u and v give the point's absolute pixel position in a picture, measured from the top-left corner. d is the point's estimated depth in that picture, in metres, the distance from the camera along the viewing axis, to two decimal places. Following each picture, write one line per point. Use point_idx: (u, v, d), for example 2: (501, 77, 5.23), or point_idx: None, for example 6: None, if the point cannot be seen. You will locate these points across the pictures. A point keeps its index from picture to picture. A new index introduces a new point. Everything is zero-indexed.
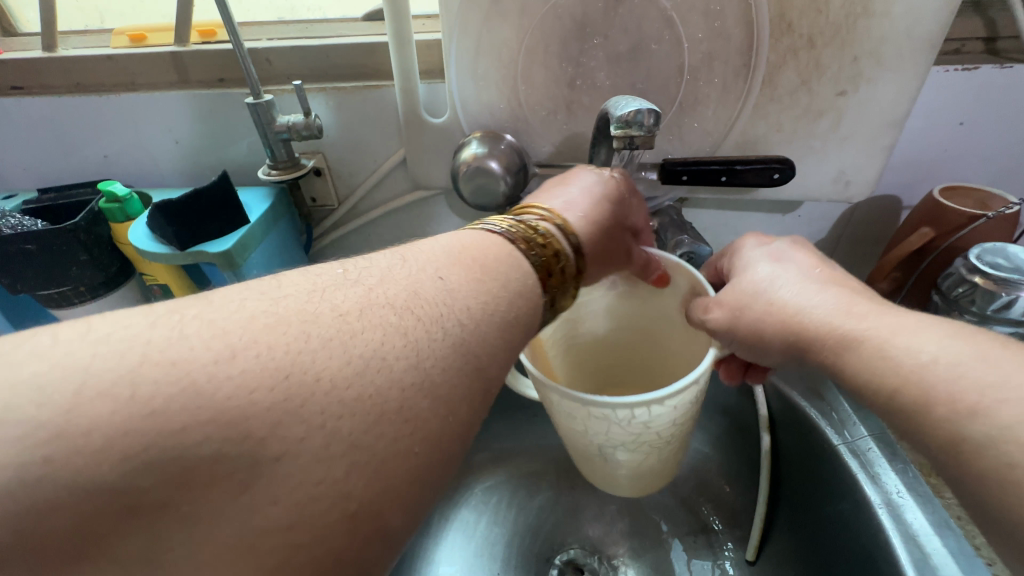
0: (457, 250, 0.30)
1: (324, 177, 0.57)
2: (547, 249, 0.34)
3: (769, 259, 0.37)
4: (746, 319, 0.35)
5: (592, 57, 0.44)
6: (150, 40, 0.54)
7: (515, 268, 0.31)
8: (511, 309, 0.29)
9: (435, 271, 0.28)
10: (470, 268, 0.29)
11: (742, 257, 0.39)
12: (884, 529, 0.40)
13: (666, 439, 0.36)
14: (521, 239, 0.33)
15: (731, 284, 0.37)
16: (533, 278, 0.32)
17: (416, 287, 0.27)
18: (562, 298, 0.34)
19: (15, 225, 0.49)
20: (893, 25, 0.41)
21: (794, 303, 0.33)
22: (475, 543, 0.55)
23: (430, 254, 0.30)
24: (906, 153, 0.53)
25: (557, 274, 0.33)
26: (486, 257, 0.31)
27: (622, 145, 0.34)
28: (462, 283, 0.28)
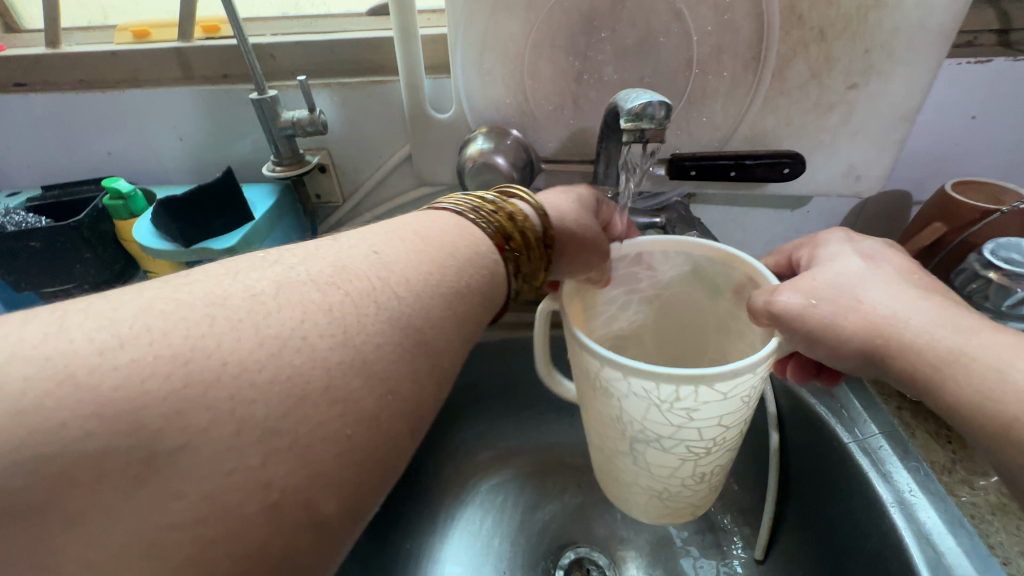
0: (399, 228, 0.30)
1: (328, 174, 0.57)
2: (501, 215, 0.35)
3: (848, 260, 0.35)
4: (819, 312, 0.32)
5: (599, 50, 0.44)
6: (153, 37, 0.54)
7: (465, 236, 0.32)
8: (460, 278, 0.29)
9: (371, 244, 0.28)
10: (418, 237, 0.30)
11: (818, 256, 0.37)
12: (897, 528, 0.39)
13: (719, 430, 0.34)
14: (472, 211, 0.34)
15: (808, 275, 0.34)
16: (486, 246, 0.32)
17: (348, 259, 0.26)
18: (526, 265, 0.35)
19: (20, 223, 0.49)
20: (905, 17, 0.40)
21: (881, 306, 0.31)
22: (481, 542, 0.55)
23: (369, 232, 0.30)
24: (917, 147, 0.52)
25: (514, 240, 0.34)
26: (432, 229, 0.31)
27: (631, 138, 0.34)
28: (401, 252, 0.28)
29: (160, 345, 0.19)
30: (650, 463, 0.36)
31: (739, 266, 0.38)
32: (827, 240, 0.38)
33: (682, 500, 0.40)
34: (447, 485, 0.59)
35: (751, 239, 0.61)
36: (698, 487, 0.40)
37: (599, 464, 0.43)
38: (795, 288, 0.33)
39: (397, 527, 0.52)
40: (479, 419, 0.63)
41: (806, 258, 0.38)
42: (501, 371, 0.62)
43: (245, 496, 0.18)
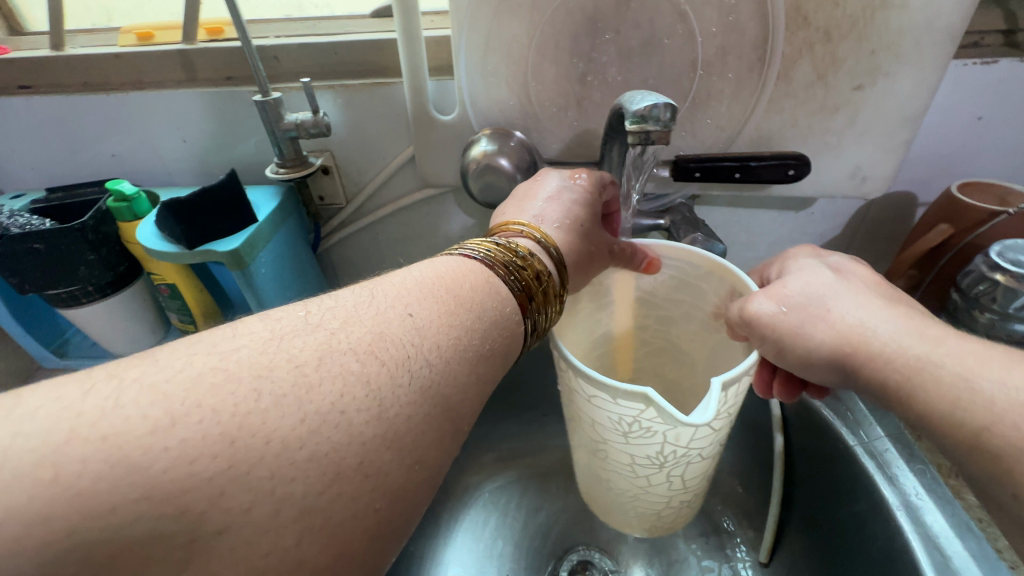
0: (428, 283, 0.30)
1: (331, 175, 0.57)
2: (528, 269, 0.34)
3: (815, 270, 0.36)
4: (789, 320, 0.33)
5: (604, 52, 0.44)
6: (157, 39, 0.54)
7: (492, 296, 0.31)
8: (484, 341, 0.29)
9: (404, 305, 0.28)
10: (452, 300, 0.29)
11: (786, 267, 0.39)
12: (903, 531, 0.39)
13: (703, 442, 0.35)
14: (500, 263, 0.33)
15: (778, 283, 0.36)
16: (512, 304, 0.32)
17: (382, 325, 0.26)
18: (543, 319, 0.35)
19: (24, 225, 0.49)
20: (912, 18, 0.40)
21: (847, 315, 0.33)
22: (484, 544, 0.55)
23: (398, 286, 0.29)
24: (921, 148, 0.52)
25: (539, 296, 0.34)
26: (459, 287, 0.30)
27: (637, 140, 0.34)
28: (432, 314, 0.28)
29: None
30: (642, 477, 0.37)
31: (725, 277, 0.39)
32: (791, 255, 0.40)
33: (670, 508, 0.41)
34: (450, 487, 0.59)
35: (755, 240, 0.61)
36: (692, 491, 0.40)
37: (587, 478, 0.44)
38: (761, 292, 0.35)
39: None
40: (483, 421, 0.63)
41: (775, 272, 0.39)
42: (504, 373, 0.61)
43: None
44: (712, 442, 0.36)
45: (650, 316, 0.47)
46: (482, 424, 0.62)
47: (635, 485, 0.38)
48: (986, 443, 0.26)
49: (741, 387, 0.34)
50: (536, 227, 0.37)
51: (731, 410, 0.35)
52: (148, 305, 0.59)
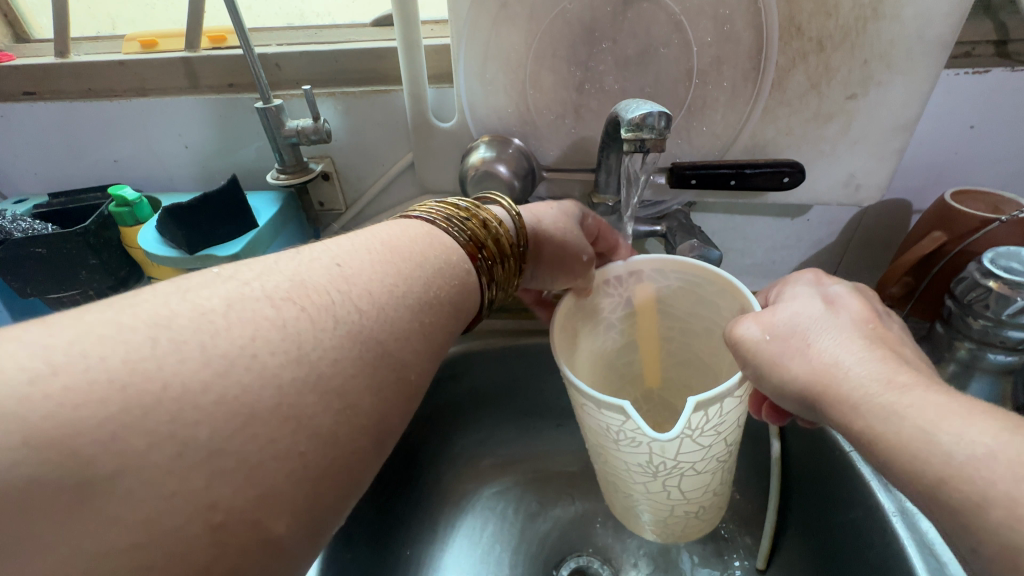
0: (368, 237, 0.31)
1: (331, 182, 0.57)
2: (474, 223, 0.36)
3: (808, 300, 0.35)
4: (769, 349, 0.33)
5: (601, 61, 0.44)
6: (161, 46, 0.55)
7: (436, 247, 0.33)
8: (427, 287, 0.30)
9: (333, 256, 0.28)
10: (396, 251, 0.30)
11: (784, 293, 0.37)
12: (899, 537, 0.39)
13: (700, 453, 0.36)
14: (446, 220, 0.35)
15: (768, 309, 0.35)
16: (460, 255, 0.34)
17: (309, 273, 0.27)
18: (499, 273, 0.36)
19: (27, 229, 0.49)
20: (903, 28, 0.40)
21: (831, 350, 0.31)
22: (481, 551, 0.55)
23: (338, 241, 0.30)
24: (915, 157, 0.53)
25: (488, 249, 0.36)
26: (398, 240, 0.31)
27: (632, 148, 0.34)
28: (364, 264, 0.28)
29: None
30: (641, 490, 0.38)
31: (736, 296, 0.39)
32: (796, 282, 0.38)
33: (683, 518, 0.42)
34: (447, 493, 0.59)
35: (752, 247, 0.61)
36: (697, 506, 0.41)
37: (604, 488, 0.45)
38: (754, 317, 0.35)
39: (397, 534, 0.52)
40: (480, 426, 0.62)
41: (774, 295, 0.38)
42: (502, 378, 0.62)
43: None
44: (712, 456, 0.37)
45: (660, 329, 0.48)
46: (480, 428, 0.62)
47: (636, 493, 0.40)
48: None
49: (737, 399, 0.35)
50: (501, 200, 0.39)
51: (728, 422, 0.36)
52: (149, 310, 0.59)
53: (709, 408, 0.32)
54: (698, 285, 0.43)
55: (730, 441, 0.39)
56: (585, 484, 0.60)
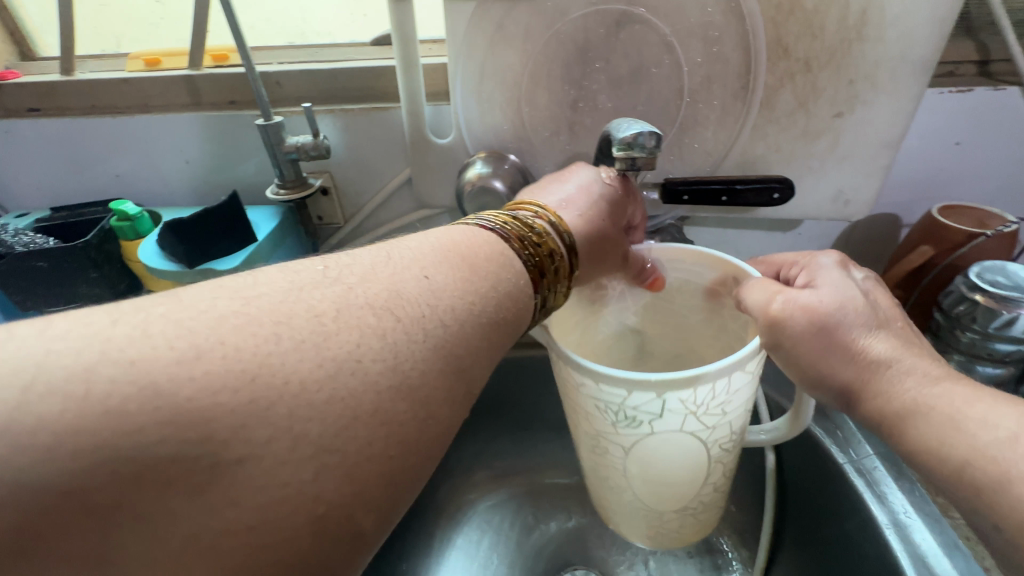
0: (447, 247, 0.31)
1: (330, 197, 0.58)
2: (544, 246, 0.35)
3: (847, 285, 0.34)
4: (812, 340, 0.32)
5: (594, 80, 0.46)
6: (164, 64, 0.56)
7: (507, 266, 0.32)
8: (498, 310, 0.30)
9: (421, 267, 0.29)
10: (473, 269, 0.30)
11: (817, 274, 0.35)
12: (893, 550, 0.39)
13: (595, 430, 0.36)
14: (516, 238, 0.34)
15: (814, 292, 0.33)
16: (525, 279, 0.33)
17: (399, 284, 0.27)
18: (551, 294, 0.35)
19: (28, 243, 0.50)
20: (887, 49, 0.42)
21: (878, 348, 0.31)
22: (477, 564, 0.55)
23: (415, 249, 0.30)
24: (904, 172, 0.54)
25: (550, 273, 0.35)
26: (477, 256, 0.32)
27: (624, 166, 0.35)
28: (447, 281, 0.29)
29: (137, 359, 0.20)
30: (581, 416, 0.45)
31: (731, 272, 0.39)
32: (820, 256, 0.37)
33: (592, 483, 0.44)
34: (443, 506, 0.59)
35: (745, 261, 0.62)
36: (618, 493, 0.39)
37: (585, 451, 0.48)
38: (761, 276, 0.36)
39: (392, 547, 0.52)
40: (476, 439, 0.62)
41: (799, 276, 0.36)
42: (498, 390, 0.62)
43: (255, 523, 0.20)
44: (629, 444, 0.35)
45: (692, 310, 0.45)
46: (475, 440, 0.62)
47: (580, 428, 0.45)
48: (971, 469, 0.26)
49: (643, 400, 0.32)
50: (549, 210, 0.38)
51: (657, 421, 0.33)
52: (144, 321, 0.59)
53: (607, 383, 0.32)
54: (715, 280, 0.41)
55: (674, 453, 0.35)
56: (582, 496, 0.60)
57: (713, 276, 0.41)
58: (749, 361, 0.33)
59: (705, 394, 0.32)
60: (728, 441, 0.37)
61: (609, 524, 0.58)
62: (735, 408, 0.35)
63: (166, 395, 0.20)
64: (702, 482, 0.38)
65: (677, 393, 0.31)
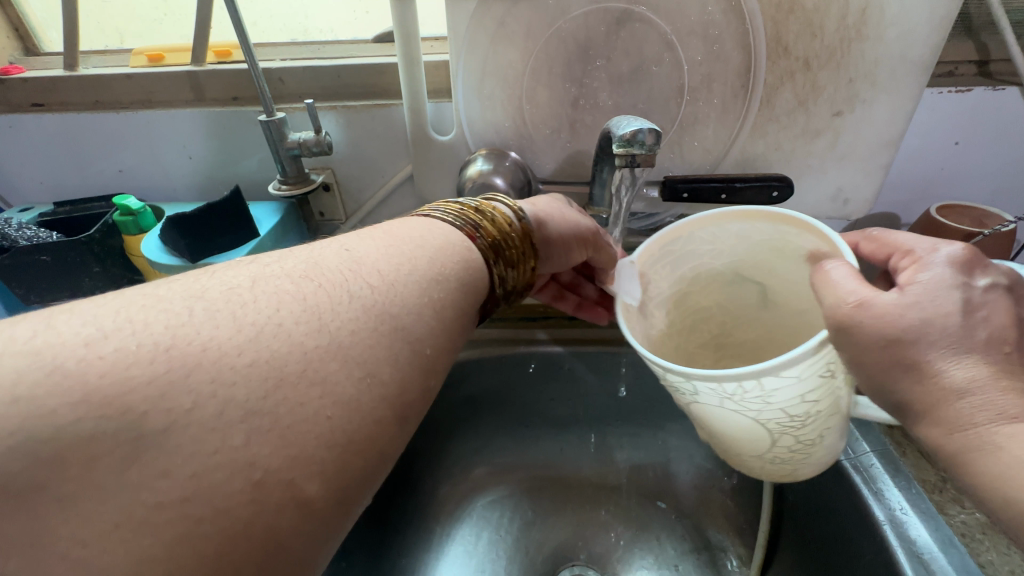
0: (372, 230, 0.33)
1: (331, 192, 0.59)
2: (472, 211, 0.36)
3: (959, 293, 0.28)
4: (880, 355, 0.28)
5: (595, 78, 0.46)
6: (167, 60, 0.56)
7: (435, 231, 0.34)
8: (432, 266, 0.31)
9: (343, 244, 0.30)
10: (392, 235, 0.32)
11: (919, 277, 0.29)
12: (888, 545, 0.40)
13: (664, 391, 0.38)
14: (448, 211, 0.36)
15: (901, 298, 0.28)
16: (460, 240, 0.34)
17: (321, 257, 0.29)
18: (505, 253, 0.36)
19: (32, 237, 0.50)
20: (886, 49, 0.42)
21: (954, 375, 0.27)
22: (476, 560, 0.55)
23: (346, 236, 0.32)
24: (902, 172, 0.54)
25: (488, 232, 0.36)
26: (400, 229, 0.33)
27: (624, 162, 0.35)
28: (371, 249, 0.30)
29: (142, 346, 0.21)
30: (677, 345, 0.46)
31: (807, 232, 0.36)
32: (937, 252, 0.31)
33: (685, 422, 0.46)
34: (443, 502, 0.59)
35: None
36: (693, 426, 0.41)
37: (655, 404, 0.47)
38: (848, 263, 0.31)
39: (393, 542, 0.52)
40: (476, 435, 0.63)
41: (908, 275, 0.30)
42: (498, 385, 0.62)
43: (256, 508, 0.20)
44: (685, 406, 0.35)
45: (797, 273, 0.40)
46: (475, 436, 0.63)
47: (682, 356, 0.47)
48: (968, 464, 0.27)
49: (677, 381, 0.32)
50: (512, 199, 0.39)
51: (694, 397, 0.33)
52: None
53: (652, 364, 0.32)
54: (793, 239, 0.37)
55: (723, 421, 0.34)
56: (581, 493, 0.60)
57: (813, 242, 0.36)
58: (795, 366, 0.29)
59: (731, 387, 0.30)
60: (795, 417, 0.32)
61: (606, 519, 0.59)
62: (796, 396, 0.31)
63: (167, 382, 0.20)
64: (774, 444, 0.35)
65: (704, 381, 0.30)
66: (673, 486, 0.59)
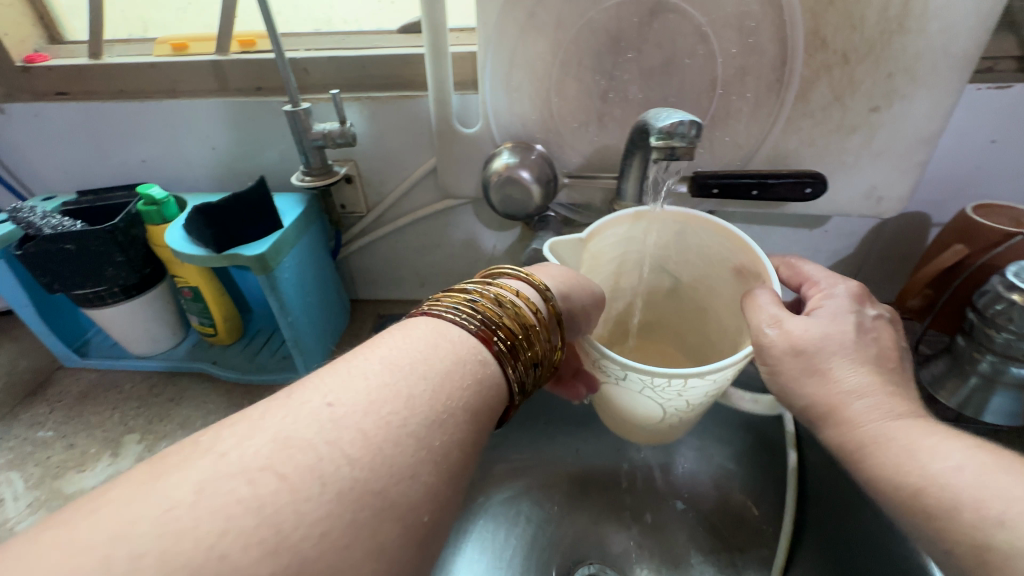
0: (374, 356, 0.26)
1: (353, 184, 0.58)
2: (485, 309, 0.31)
3: (844, 315, 0.36)
4: (792, 366, 0.34)
5: (625, 70, 0.45)
6: (191, 49, 0.55)
7: (449, 359, 0.27)
8: (436, 400, 0.25)
9: (325, 395, 0.23)
10: (394, 365, 0.26)
11: (825, 304, 0.37)
12: (921, 552, 0.39)
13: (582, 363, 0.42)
14: (452, 311, 0.30)
15: (802, 321, 0.35)
16: (472, 350, 0.28)
17: (293, 426, 0.22)
18: (524, 352, 0.31)
19: (56, 226, 0.50)
20: (928, 42, 0.41)
21: (852, 381, 0.33)
22: (492, 556, 0.55)
23: (325, 378, 0.25)
24: (936, 170, 0.53)
25: (505, 333, 0.30)
26: (400, 357, 0.26)
27: (662, 156, 0.34)
28: (359, 397, 0.24)
29: None
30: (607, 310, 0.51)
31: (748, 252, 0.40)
32: (837, 287, 0.39)
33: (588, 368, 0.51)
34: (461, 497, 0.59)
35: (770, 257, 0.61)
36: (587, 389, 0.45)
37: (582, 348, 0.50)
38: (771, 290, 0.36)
39: None
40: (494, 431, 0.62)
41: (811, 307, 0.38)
42: None
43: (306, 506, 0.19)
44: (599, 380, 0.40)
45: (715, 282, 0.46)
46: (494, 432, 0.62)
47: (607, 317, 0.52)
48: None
49: (614, 370, 0.36)
50: (526, 274, 0.35)
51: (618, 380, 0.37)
52: (170, 307, 0.61)
53: (613, 364, 0.35)
54: (733, 254, 0.42)
55: (626, 399, 0.39)
56: (599, 490, 0.60)
57: (740, 258, 0.42)
58: (715, 372, 0.33)
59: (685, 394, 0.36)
60: (682, 409, 0.38)
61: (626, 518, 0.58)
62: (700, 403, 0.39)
63: None
64: (649, 423, 0.41)
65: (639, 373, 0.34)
66: (692, 486, 0.59)
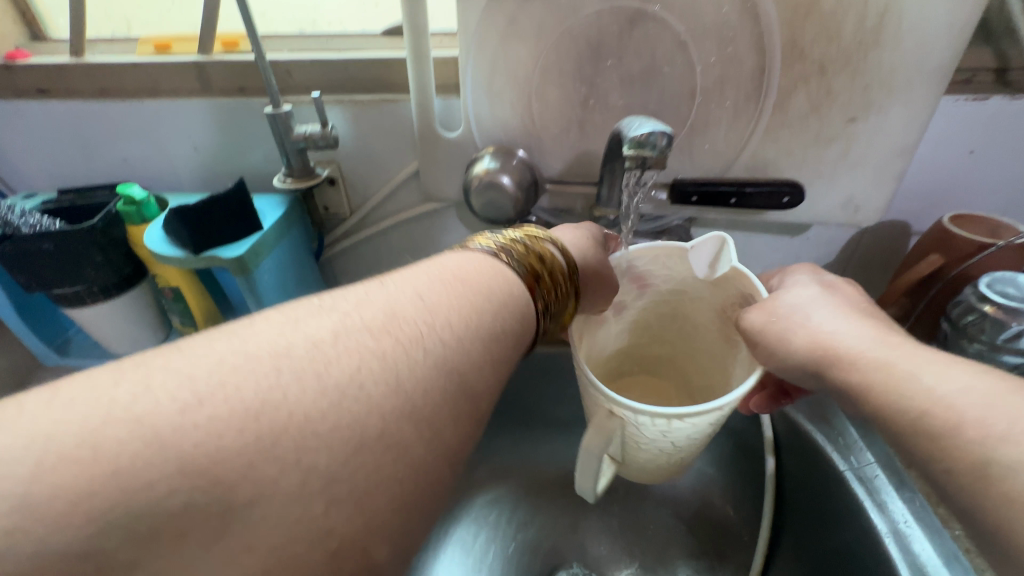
0: (437, 270, 0.31)
1: (337, 186, 0.58)
2: (538, 259, 0.35)
3: (804, 284, 0.39)
4: (776, 325, 0.36)
5: (605, 77, 0.45)
6: (173, 49, 0.55)
7: (501, 282, 0.32)
8: (495, 317, 0.30)
9: (417, 290, 0.28)
10: (450, 275, 0.30)
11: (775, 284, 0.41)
12: (891, 558, 0.39)
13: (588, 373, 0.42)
14: (509, 254, 0.34)
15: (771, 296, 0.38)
16: (521, 289, 0.33)
17: (393, 305, 0.27)
18: (553, 304, 0.35)
19: (35, 225, 0.49)
20: (904, 55, 0.41)
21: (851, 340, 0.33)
22: (471, 560, 0.54)
23: (410, 275, 0.30)
24: (915, 180, 0.53)
25: (546, 282, 0.35)
26: (470, 274, 0.31)
27: (635, 164, 0.35)
28: (444, 299, 0.29)
29: None
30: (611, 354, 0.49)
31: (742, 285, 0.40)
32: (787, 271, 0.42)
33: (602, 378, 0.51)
34: None
35: (751, 263, 0.62)
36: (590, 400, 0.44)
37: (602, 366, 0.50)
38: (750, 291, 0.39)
39: None
40: None
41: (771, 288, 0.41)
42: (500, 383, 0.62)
43: None
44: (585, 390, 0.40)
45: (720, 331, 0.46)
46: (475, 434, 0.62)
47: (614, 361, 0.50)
48: None
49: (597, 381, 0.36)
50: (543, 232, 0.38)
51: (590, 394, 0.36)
52: (151, 307, 0.60)
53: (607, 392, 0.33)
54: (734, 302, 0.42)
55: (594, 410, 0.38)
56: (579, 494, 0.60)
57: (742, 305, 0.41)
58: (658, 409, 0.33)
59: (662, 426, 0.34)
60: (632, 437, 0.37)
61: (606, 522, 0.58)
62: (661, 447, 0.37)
63: None
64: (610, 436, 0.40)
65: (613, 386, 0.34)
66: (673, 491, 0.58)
